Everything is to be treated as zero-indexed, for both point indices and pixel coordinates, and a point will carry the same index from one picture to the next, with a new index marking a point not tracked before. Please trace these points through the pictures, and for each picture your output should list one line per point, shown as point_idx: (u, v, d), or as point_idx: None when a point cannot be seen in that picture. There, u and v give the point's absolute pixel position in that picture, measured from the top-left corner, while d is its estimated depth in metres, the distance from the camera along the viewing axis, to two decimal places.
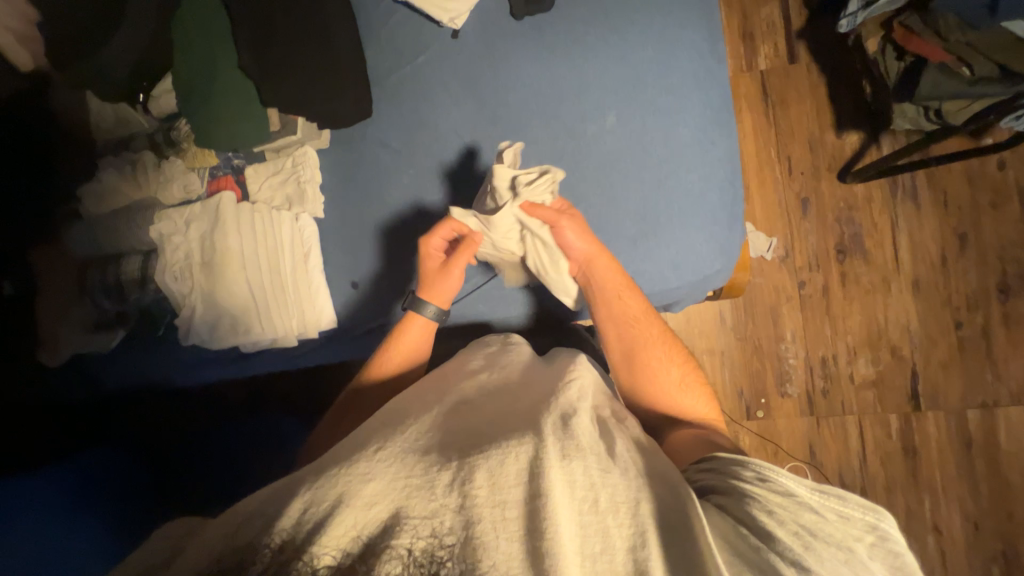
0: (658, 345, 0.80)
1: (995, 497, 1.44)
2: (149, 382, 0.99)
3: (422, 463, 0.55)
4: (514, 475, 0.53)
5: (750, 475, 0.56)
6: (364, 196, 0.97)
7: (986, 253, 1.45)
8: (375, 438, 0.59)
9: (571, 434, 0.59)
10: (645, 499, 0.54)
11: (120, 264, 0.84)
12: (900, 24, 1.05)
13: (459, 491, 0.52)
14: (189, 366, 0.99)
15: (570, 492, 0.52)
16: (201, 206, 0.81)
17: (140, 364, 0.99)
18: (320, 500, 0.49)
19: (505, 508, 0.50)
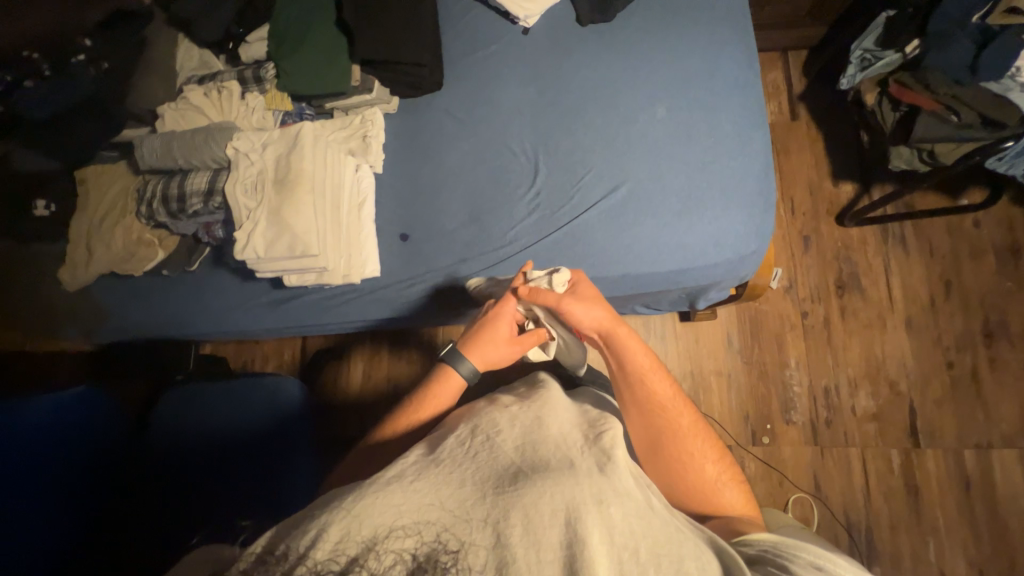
0: (684, 429, 0.73)
1: (997, 542, 1.43)
2: (179, 316, 1.03)
3: (455, 501, 0.54)
4: (550, 514, 0.52)
5: (806, 560, 0.54)
6: (424, 158, 1.02)
7: (969, 299, 1.58)
8: (409, 469, 0.58)
9: (611, 478, 0.57)
10: (688, 556, 0.54)
11: (187, 178, 0.86)
12: (896, 80, 1.23)
13: (495, 528, 0.51)
14: (219, 308, 1.03)
15: (610, 537, 0.52)
16: (281, 131, 0.88)
17: (178, 293, 1.03)
18: (357, 530, 0.50)
19: (539, 550, 0.50)
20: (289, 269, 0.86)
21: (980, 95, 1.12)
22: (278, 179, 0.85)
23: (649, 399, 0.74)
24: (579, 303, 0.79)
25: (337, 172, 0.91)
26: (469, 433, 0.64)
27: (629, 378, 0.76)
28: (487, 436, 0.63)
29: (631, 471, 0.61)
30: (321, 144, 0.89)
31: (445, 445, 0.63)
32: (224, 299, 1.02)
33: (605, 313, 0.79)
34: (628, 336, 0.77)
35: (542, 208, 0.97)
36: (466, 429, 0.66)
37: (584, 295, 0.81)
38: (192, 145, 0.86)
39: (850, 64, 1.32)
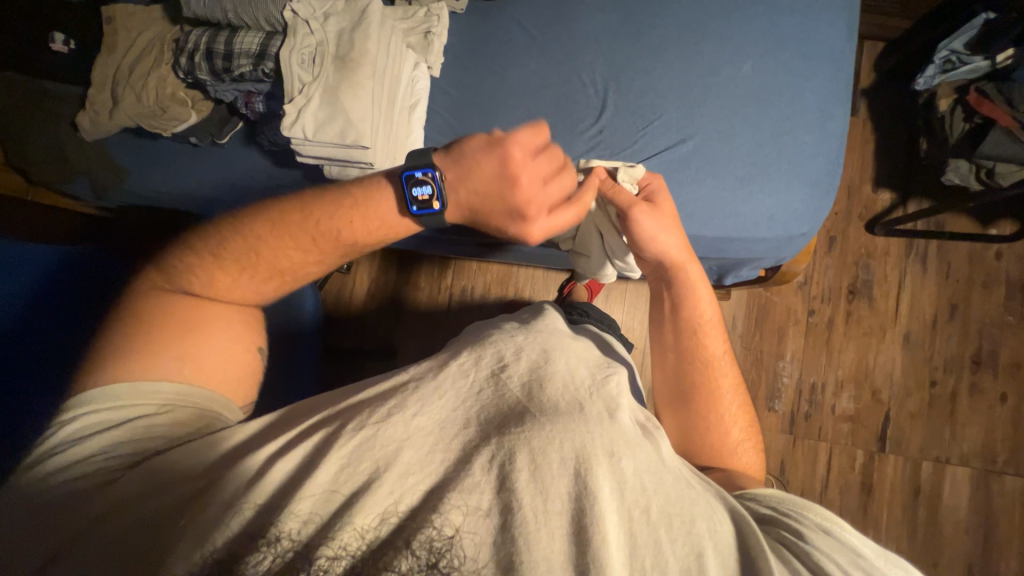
0: (722, 381, 0.75)
1: (928, 544, 1.57)
2: (203, 192, 0.99)
3: (462, 437, 0.52)
4: (558, 462, 0.50)
5: (813, 520, 0.54)
6: (487, 70, 0.95)
7: (969, 326, 1.62)
8: (411, 399, 0.55)
9: (619, 426, 0.56)
10: (701, 518, 0.51)
11: (236, 36, 0.78)
12: (977, 90, 1.19)
13: (501, 471, 0.49)
14: (241, 192, 0.98)
15: (619, 492, 0.50)
16: (346, 4, 0.81)
17: (203, 167, 0.97)
18: (358, 461, 0.49)
19: (548, 499, 0.47)
20: (332, 156, 0.80)
21: None
22: (338, 56, 0.79)
23: (695, 344, 0.76)
24: (654, 217, 0.76)
25: (396, 65, 0.84)
26: (472, 362, 0.60)
27: (682, 320, 0.77)
28: (497, 367, 0.60)
29: (638, 423, 0.61)
30: (388, 31, 0.83)
31: (449, 372, 0.59)
32: (251, 184, 0.98)
33: (679, 242, 0.77)
34: (692, 276, 0.78)
35: (601, 148, 0.92)
36: (469, 358, 0.61)
37: (662, 216, 0.77)
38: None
39: (932, 64, 1.25)
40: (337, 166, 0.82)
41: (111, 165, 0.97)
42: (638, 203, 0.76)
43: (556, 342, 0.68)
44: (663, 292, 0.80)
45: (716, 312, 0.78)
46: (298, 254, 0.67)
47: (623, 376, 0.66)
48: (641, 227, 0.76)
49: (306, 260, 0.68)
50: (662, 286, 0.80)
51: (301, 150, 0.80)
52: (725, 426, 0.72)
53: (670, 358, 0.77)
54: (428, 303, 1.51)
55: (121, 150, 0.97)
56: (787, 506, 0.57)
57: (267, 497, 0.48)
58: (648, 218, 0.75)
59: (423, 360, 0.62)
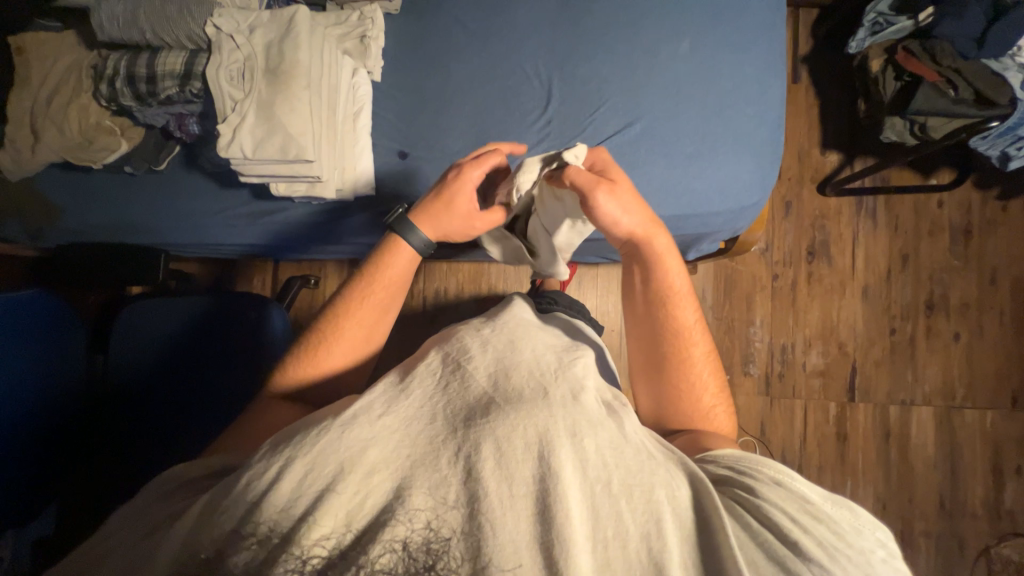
0: (694, 351, 0.76)
1: (901, 483, 1.66)
2: (144, 222, 0.95)
3: (430, 433, 0.53)
4: (522, 447, 0.50)
5: (766, 477, 0.57)
6: (429, 69, 0.94)
7: (920, 274, 1.71)
8: (377, 404, 0.55)
9: (584, 406, 0.57)
10: (661, 485, 0.52)
11: (157, 57, 0.75)
12: (904, 49, 1.23)
13: (467, 462, 0.50)
14: (186, 220, 0.94)
15: (582, 470, 0.51)
16: (272, 14, 0.78)
17: (142, 197, 0.93)
18: (320, 466, 0.49)
19: (512, 484, 0.48)
20: (277, 173, 0.79)
21: (980, 70, 1.15)
22: (269, 70, 0.76)
23: (668, 317, 0.76)
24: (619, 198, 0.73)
25: (333, 73, 0.82)
26: (440, 362, 0.62)
27: (651, 296, 0.77)
28: (464, 361, 0.61)
29: (603, 403, 0.61)
30: (319, 38, 0.80)
31: (416, 374, 0.60)
32: (198, 210, 0.94)
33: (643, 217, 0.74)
34: (661, 250, 0.76)
35: (552, 138, 0.93)
36: (437, 359, 0.63)
37: (623, 192, 0.74)
38: (165, 17, 0.74)
39: (861, 27, 1.29)
40: (284, 182, 0.81)
41: (43, 204, 0.92)
42: (597, 184, 0.72)
43: (523, 334, 0.68)
44: (633, 264, 0.78)
45: (688, 283, 0.77)
46: (373, 326, 0.74)
47: (591, 358, 0.68)
48: (602, 210, 0.72)
49: (374, 329, 0.74)
50: (631, 258, 0.78)
51: (245, 171, 0.78)
52: (697, 394, 0.75)
53: (643, 331, 0.78)
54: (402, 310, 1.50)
55: (49, 185, 0.91)
56: (745, 465, 0.60)
57: (233, 520, 0.47)
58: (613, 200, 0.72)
59: (393, 369, 0.63)
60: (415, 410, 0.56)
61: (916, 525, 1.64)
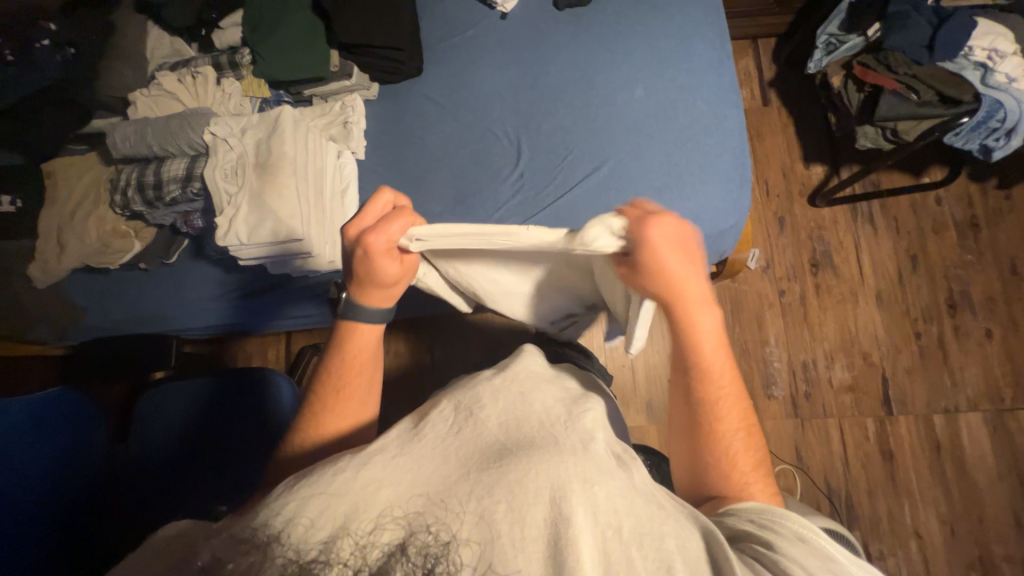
0: (731, 413, 0.66)
1: (965, 500, 1.51)
2: (157, 310, 1.01)
3: (443, 474, 0.52)
4: (535, 493, 0.49)
5: (788, 530, 0.53)
6: (407, 143, 1.02)
7: (933, 273, 1.66)
8: (391, 444, 0.57)
9: (592, 454, 0.56)
10: (671, 535, 0.51)
11: (163, 165, 0.84)
12: (859, 62, 1.27)
13: (479, 505, 0.49)
14: (195, 305, 1.01)
15: (594, 515, 0.49)
16: (260, 116, 0.88)
17: (154, 285, 1.00)
18: (332, 509, 0.48)
19: (524, 527, 0.47)
20: (270, 253, 0.84)
21: (939, 73, 1.16)
22: (259, 163, 0.85)
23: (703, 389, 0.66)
24: (640, 273, 0.61)
25: (319, 158, 0.89)
26: (452, 408, 0.62)
27: (684, 358, 0.66)
28: (475, 409, 0.61)
29: (613, 455, 0.59)
30: (304, 131, 0.88)
31: (430, 417, 0.61)
32: (204, 293, 1.00)
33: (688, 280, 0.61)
34: (698, 319, 0.63)
35: (526, 190, 0.98)
36: (448, 405, 0.63)
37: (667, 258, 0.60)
38: (168, 131, 0.84)
39: (817, 48, 1.36)
40: (277, 260, 0.87)
41: (70, 305, 1.00)
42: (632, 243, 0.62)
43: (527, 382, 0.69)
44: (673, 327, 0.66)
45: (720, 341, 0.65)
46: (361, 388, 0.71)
47: (598, 410, 0.66)
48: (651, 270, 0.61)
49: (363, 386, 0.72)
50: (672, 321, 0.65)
51: (240, 254, 0.84)
52: (730, 460, 0.65)
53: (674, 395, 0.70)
54: (410, 367, 1.51)
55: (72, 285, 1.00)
56: (766, 517, 0.56)
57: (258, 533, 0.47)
58: (634, 275, 0.61)
59: (409, 415, 0.64)
60: (426, 452, 0.55)
61: (994, 549, 1.47)
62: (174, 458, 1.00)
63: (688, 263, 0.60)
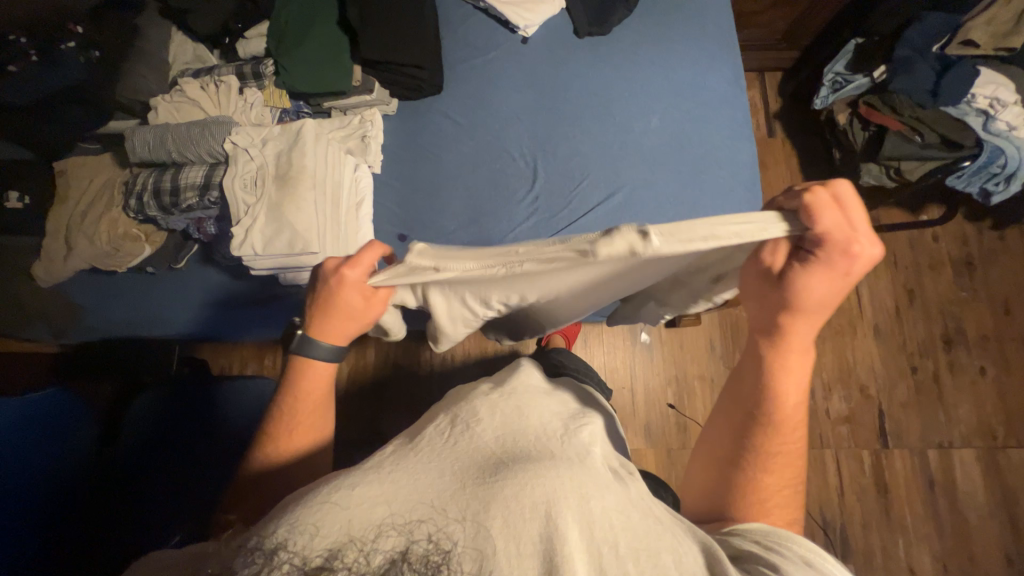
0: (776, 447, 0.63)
1: (958, 537, 1.51)
2: (158, 315, 1.00)
3: (439, 486, 0.52)
4: (530, 506, 0.48)
5: (792, 552, 0.51)
6: (423, 161, 1.03)
7: (929, 308, 1.68)
8: (387, 460, 0.57)
9: (587, 467, 0.56)
10: (667, 551, 0.49)
11: (181, 171, 0.84)
12: (865, 102, 1.31)
13: (476, 517, 0.47)
14: (195, 310, 1.00)
15: (587, 530, 0.48)
16: (282, 127, 0.88)
17: (158, 291, 0.99)
18: (324, 520, 0.47)
19: (519, 543, 0.46)
20: (285, 264, 0.84)
21: (941, 118, 1.20)
22: (279, 175, 0.85)
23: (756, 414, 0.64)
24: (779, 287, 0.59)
25: (337, 171, 0.89)
26: (447, 422, 0.64)
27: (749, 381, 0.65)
28: (472, 425, 0.62)
29: (610, 469, 0.59)
30: (322, 140, 0.89)
31: (425, 433, 0.62)
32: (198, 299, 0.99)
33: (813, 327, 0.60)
34: (791, 355, 0.63)
35: (540, 212, 0.99)
36: (445, 419, 0.65)
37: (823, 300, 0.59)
38: (189, 138, 0.84)
39: (823, 86, 1.40)
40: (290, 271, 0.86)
41: (68, 304, 0.98)
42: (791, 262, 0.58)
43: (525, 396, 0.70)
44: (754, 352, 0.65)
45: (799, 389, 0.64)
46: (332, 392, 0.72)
47: (598, 426, 0.67)
48: (797, 288, 0.58)
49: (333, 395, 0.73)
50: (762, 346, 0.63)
51: (252, 263, 0.83)
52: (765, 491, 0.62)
53: (718, 412, 0.69)
54: (409, 380, 1.50)
55: (76, 283, 0.98)
56: (771, 537, 0.53)
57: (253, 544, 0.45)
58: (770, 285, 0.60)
59: (400, 435, 0.65)
60: (424, 468, 0.55)
61: None
62: (161, 451, 0.96)
63: (823, 305, 0.59)
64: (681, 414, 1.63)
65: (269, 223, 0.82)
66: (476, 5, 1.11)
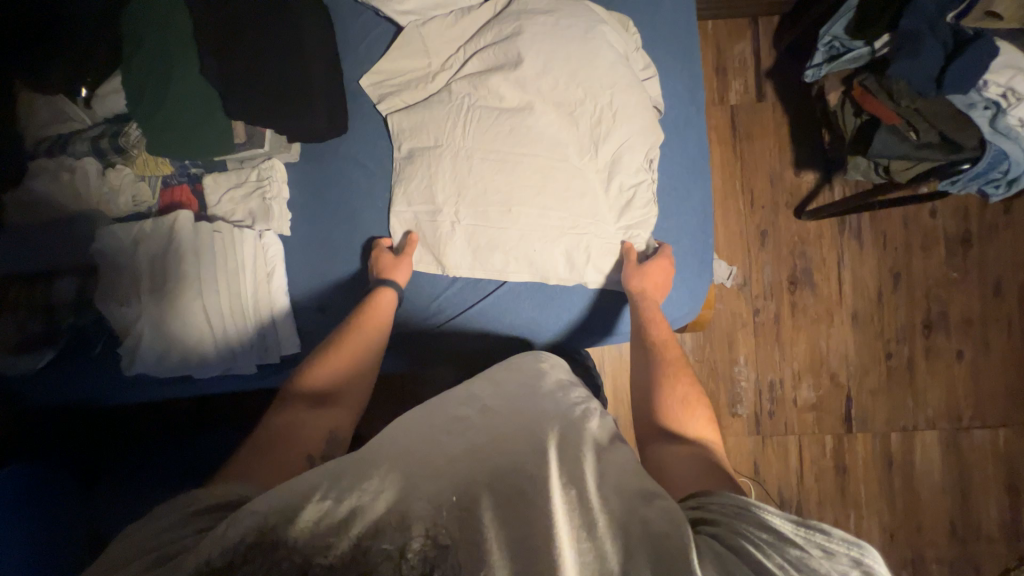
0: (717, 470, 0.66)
1: (907, 511, 1.60)
2: (87, 395, 0.89)
3: (434, 470, 0.53)
4: (518, 496, 0.49)
5: (737, 511, 0.54)
6: (339, 221, 0.93)
7: (915, 292, 1.59)
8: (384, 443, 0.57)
9: (573, 440, 0.57)
10: (649, 509, 0.50)
11: (51, 285, 0.80)
12: (860, 83, 1.12)
13: (460, 496, 0.50)
14: (131, 386, 0.89)
15: (572, 503, 0.49)
16: (153, 223, 0.83)
17: (79, 382, 0.87)
18: (336, 504, 0.49)
19: (507, 527, 0.47)
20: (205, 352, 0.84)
21: (943, 110, 1.01)
22: (155, 285, 0.82)
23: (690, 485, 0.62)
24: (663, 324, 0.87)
25: (229, 256, 0.85)
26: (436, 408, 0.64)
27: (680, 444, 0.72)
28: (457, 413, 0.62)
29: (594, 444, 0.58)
30: (206, 233, 0.84)
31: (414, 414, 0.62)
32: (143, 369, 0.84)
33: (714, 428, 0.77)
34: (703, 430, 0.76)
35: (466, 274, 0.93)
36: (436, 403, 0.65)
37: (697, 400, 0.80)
38: (49, 248, 0.80)
39: (817, 52, 1.17)
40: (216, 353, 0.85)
41: None
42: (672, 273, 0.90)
43: (521, 375, 0.73)
44: (668, 418, 0.76)
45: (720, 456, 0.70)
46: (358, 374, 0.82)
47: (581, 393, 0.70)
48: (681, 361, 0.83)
49: (364, 359, 0.83)
50: (676, 410, 0.77)
51: (177, 349, 0.83)
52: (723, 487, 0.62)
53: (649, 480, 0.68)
54: None
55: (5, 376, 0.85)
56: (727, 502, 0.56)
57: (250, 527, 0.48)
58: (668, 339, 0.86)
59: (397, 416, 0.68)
60: (426, 450, 0.56)
61: (926, 554, 1.59)
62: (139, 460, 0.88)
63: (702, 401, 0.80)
64: None
65: (172, 331, 0.82)
66: (378, 12, 0.92)
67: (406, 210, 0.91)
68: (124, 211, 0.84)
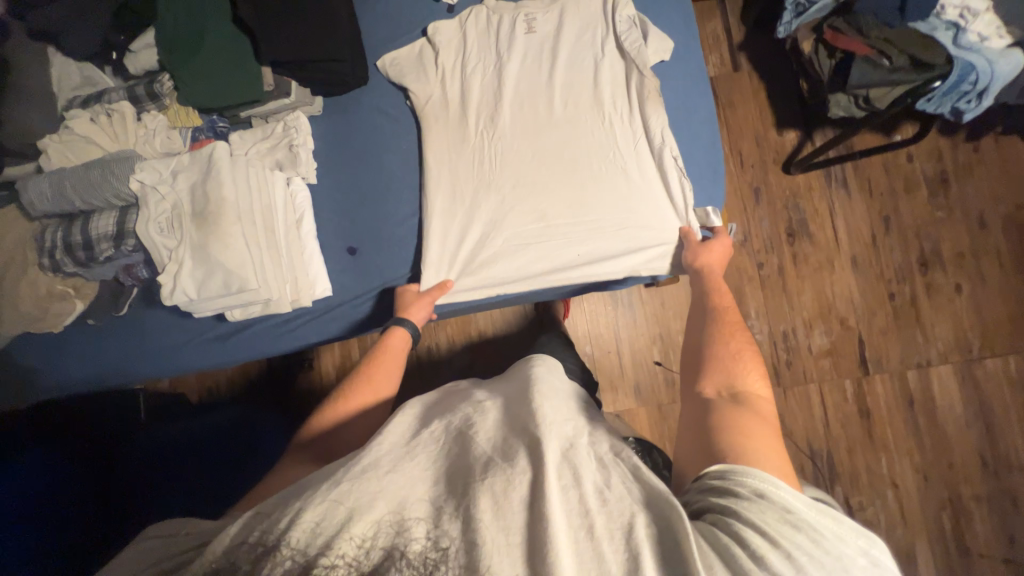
0: (764, 434, 0.60)
1: (936, 449, 1.59)
2: (134, 352, 0.95)
3: (436, 488, 0.52)
4: (518, 500, 0.48)
5: (745, 491, 0.51)
6: (364, 166, 0.97)
7: (905, 233, 1.67)
8: (384, 459, 0.54)
9: (577, 449, 0.54)
10: (653, 512, 0.47)
11: (91, 221, 0.83)
12: (829, 27, 1.21)
13: (460, 510, 0.48)
14: (172, 350, 0.95)
15: (567, 510, 0.47)
16: (191, 157, 0.85)
17: (129, 338, 0.95)
18: (331, 512, 0.48)
19: (509, 531, 0.46)
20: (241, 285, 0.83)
21: (909, 37, 1.11)
22: (197, 212, 0.83)
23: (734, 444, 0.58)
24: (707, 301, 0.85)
25: (264, 193, 0.87)
26: (443, 428, 0.59)
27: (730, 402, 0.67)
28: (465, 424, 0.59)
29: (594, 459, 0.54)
30: (242, 165, 0.86)
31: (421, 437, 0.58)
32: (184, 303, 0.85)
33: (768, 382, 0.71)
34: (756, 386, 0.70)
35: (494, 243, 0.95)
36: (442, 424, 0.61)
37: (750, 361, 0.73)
38: (89, 182, 0.81)
39: (785, 11, 1.27)
40: (251, 282, 0.83)
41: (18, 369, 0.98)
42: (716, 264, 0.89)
43: (520, 375, 0.71)
44: (714, 379, 0.71)
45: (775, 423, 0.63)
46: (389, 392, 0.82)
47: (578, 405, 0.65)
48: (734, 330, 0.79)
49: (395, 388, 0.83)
50: (720, 370, 0.72)
51: (211, 287, 0.83)
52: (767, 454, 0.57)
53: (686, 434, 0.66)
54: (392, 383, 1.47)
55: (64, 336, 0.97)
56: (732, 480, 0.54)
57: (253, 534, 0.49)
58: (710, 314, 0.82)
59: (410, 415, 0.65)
60: (428, 464, 0.54)
61: (963, 491, 1.57)
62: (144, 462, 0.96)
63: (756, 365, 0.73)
64: (667, 369, 1.65)
65: (212, 261, 0.82)
66: None
67: (436, 172, 0.95)
68: (157, 151, 0.87)
